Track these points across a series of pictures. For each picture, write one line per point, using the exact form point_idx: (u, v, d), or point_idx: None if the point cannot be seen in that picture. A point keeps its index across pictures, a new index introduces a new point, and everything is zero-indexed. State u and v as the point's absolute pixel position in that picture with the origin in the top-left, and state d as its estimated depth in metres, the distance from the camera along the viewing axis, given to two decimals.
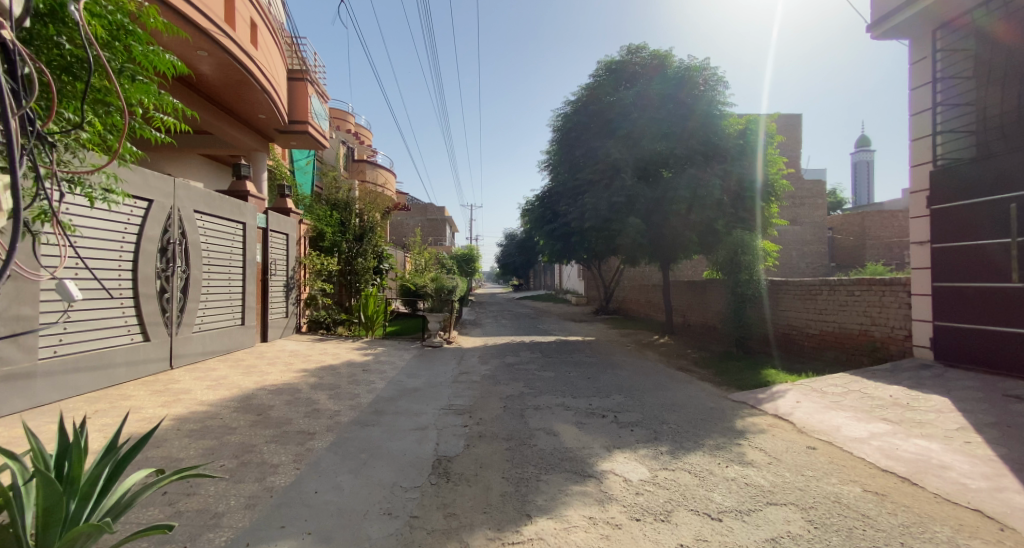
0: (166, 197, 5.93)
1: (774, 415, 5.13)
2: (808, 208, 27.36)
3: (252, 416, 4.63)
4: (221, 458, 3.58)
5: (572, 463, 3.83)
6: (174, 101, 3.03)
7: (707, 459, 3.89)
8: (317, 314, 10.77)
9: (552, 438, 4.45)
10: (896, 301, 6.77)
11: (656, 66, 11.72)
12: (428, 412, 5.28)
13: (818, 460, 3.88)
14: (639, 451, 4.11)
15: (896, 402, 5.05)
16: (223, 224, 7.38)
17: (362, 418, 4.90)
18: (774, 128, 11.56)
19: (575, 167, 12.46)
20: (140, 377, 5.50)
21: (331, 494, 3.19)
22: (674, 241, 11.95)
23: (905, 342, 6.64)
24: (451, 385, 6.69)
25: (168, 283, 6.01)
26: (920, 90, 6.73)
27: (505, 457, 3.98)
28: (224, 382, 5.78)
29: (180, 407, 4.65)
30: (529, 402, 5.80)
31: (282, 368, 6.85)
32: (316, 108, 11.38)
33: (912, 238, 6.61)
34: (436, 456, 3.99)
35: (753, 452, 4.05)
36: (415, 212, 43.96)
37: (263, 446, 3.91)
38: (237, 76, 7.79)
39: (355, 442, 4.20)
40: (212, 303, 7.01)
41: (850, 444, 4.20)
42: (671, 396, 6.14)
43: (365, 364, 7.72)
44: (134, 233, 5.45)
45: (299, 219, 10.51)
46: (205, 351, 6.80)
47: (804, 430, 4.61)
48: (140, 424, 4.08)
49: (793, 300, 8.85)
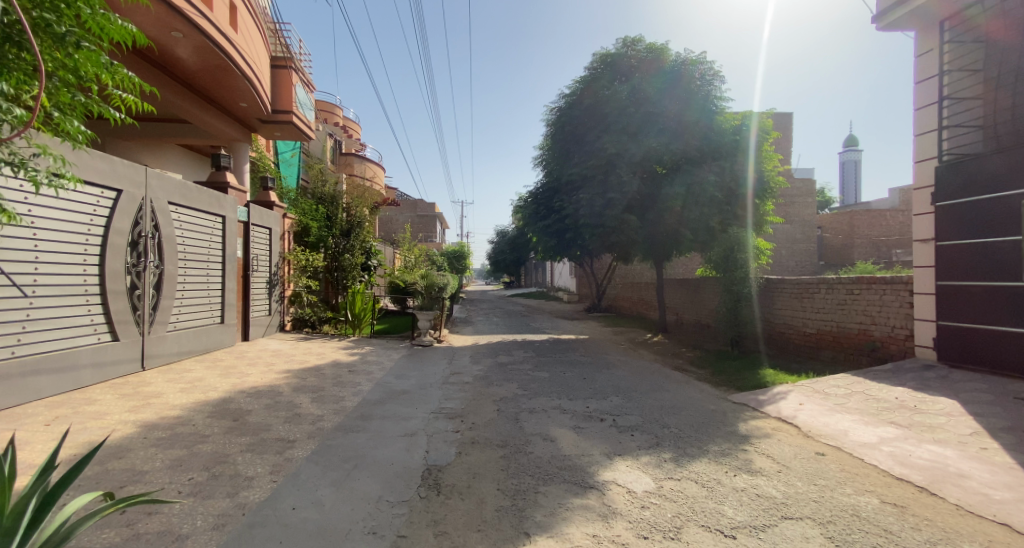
0: (137, 187, 5.56)
1: (777, 418, 4.94)
2: (799, 207, 27.50)
3: (228, 421, 4.31)
4: (190, 470, 3.26)
5: (572, 472, 3.60)
6: (137, 77, 2.67)
7: (712, 467, 3.67)
8: (302, 312, 10.43)
9: (549, 445, 4.21)
10: (897, 300, 6.65)
11: (652, 60, 11.48)
12: (417, 416, 5.01)
13: (830, 468, 3.68)
14: (641, 458, 3.88)
15: (903, 405, 4.89)
16: (200, 218, 7.00)
17: (347, 424, 4.61)
18: (772, 124, 11.21)
19: (570, 163, 12.16)
20: (108, 379, 5.13)
21: (310, 511, 2.91)
22: (668, 238, 11.80)
23: (906, 342, 6.52)
24: (441, 386, 6.41)
25: (139, 279, 5.64)
26: (926, 83, 6.59)
27: (501, 466, 3.73)
28: (199, 384, 5.44)
29: (148, 413, 4.31)
30: (523, 405, 5.54)
31: (263, 369, 6.51)
32: (302, 98, 11.02)
33: (915, 236, 6.48)
34: (426, 466, 3.73)
35: (760, 459, 3.84)
36: (405, 208, 43.38)
37: (238, 456, 3.60)
38: (215, 60, 7.38)
39: (339, 451, 3.92)
40: (188, 300, 6.66)
41: (860, 450, 4.01)
42: (670, 398, 5.94)
43: (351, 364, 7.42)
44: (101, 225, 5.09)
45: (283, 213, 10.13)
46: (180, 351, 6.46)
47: (811, 434, 4.42)
48: (103, 432, 3.75)
49: (790, 299, 8.72)
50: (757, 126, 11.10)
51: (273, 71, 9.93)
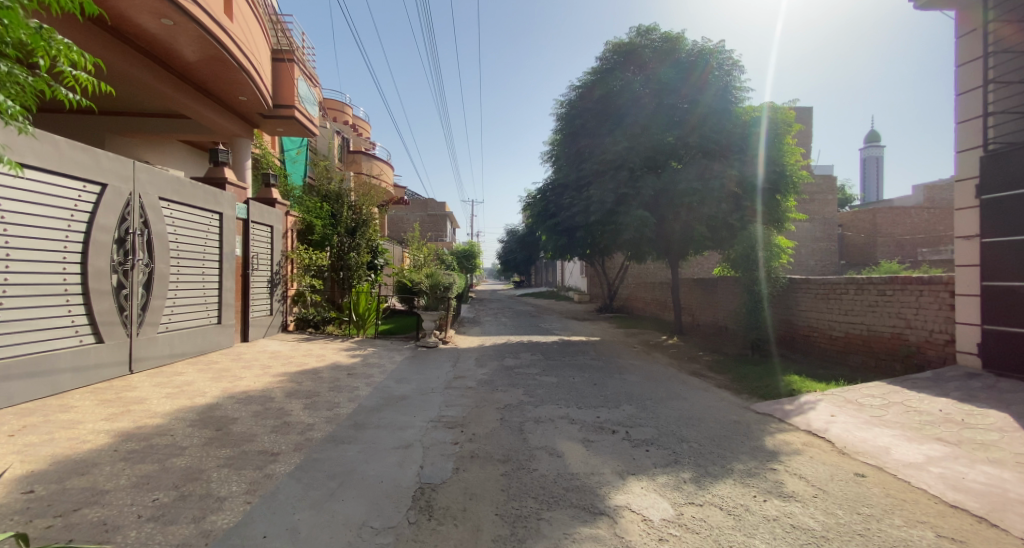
0: (123, 181, 5.35)
1: (807, 431, 4.50)
2: (819, 205, 26.45)
3: (210, 432, 4.03)
4: (155, 490, 2.97)
5: (580, 494, 3.23)
6: (77, 48, 2.30)
7: (738, 491, 3.25)
8: (305, 312, 10.22)
9: (555, 461, 3.83)
10: (936, 302, 6.13)
11: (668, 49, 10.98)
12: (415, 425, 4.68)
13: (874, 494, 3.22)
14: (658, 479, 3.48)
15: (949, 418, 4.40)
16: (196, 214, 6.77)
17: (338, 434, 4.28)
18: (794, 115, 10.62)
19: (580, 158, 11.83)
20: (90, 383, 4.91)
21: (282, 539, 2.57)
22: (683, 236, 11.33)
23: (945, 348, 6.00)
24: (443, 392, 6.06)
25: (126, 278, 5.41)
26: (969, 66, 6.05)
27: (501, 486, 3.36)
28: (187, 388, 5.20)
29: (125, 421, 4.07)
30: (528, 414, 5.18)
31: (258, 372, 6.22)
32: (304, 92, 10.66)
33: (956, 233, 5.98)
34: (419, 484, 3.37)
35: (792, 481, 3.40)
36: (415, 208, 43.43)
37: (213, 472, 3.30)
38: (210, 51, 7.13)
39: (326, 465, 3.59)
40: (181, 300, 6.44)
41: (906, 472, 3.55)
42: (686, 407, 5.53)
43: (352, 367, 7.10)
44: (83, 221, 4.89)
45: (285, 210, 9.87)
46: (173, 353, 6.24)
47: (847, 451, 3.97)
48: (71, 445, 3.50)
49: (814, 300, 8.20)
50: (778, 117, 10.54)
51: (273, 64, 9.70)
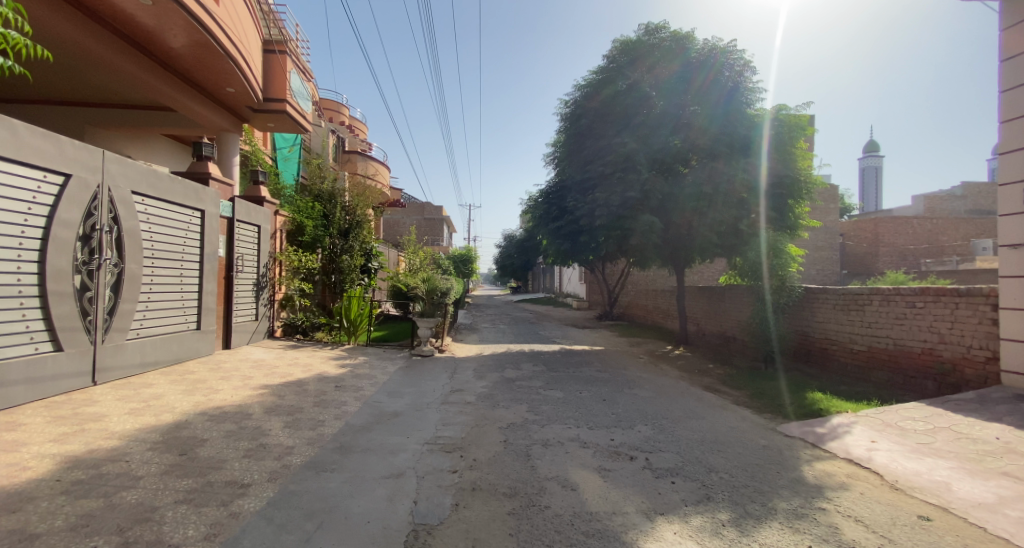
0: (90, 171, 4.84)
1: (847, 459, 4.03)
2: (821, 213, 25.94)
3: (173, 457, 3.52)
4: (94, 535, 2.45)
5: (602, 542, 2.71)
6: None
7: (789, 538, 2.75)
8: (293, 317, 9.64)
9: (569, 496, 3.33)
10: (975, 316, 5.67)
11: (678, 48, 10.58)
12: (408, 449, 4.17)
13: (948, 542, 2.72)
14: (692, 521, 2.97)
15: (1010, 448, 3.92)
16: (174, 211, 6.25)
17: (321, 460, 3.76)
18: (807, 119, 10.16)
19: (585, 162, 11.33)
20: (44, 396, 4.36)
21: None
22: (689, 242, 10.91)
23: (986, 366, 5.55)
24: (439, 408, 5.55)
25: (91, 278, 4.89)
26: (1015, 61, 5.64)
27: (509, 530, 2.84)
28: (155, 403, 4.66)
29: (76, 444, 3.55)
30: (535, 435, 4.67)
31: (237, 384, 5.68)
32: (297, 87, 10.21)
33: (1002, 241, 5.56)
34: (411, 527, 2.85)
35: (847, 525, 2.91)
36: (412, 211, 43.08)
37: (169, 510, 2.78)
38: (195, 37, 6.65)
39: (303, 501, 3.07)
40: (155, 303, 5.91)
41: (977, 514, 3.04)
42: (706, 428, 5.06)
43: (340, 378, 6.56)
44: (42, 214, 4.37)
45: (274, 210, 9.31)
46: (143, 361, 5.71)
47: (900, 486, 3.48)
48: (7, 474, 2.99)
49: (832, 310, 7.79)
50: (789, 120, 10.12)
51: (265, 56, 9.28)
